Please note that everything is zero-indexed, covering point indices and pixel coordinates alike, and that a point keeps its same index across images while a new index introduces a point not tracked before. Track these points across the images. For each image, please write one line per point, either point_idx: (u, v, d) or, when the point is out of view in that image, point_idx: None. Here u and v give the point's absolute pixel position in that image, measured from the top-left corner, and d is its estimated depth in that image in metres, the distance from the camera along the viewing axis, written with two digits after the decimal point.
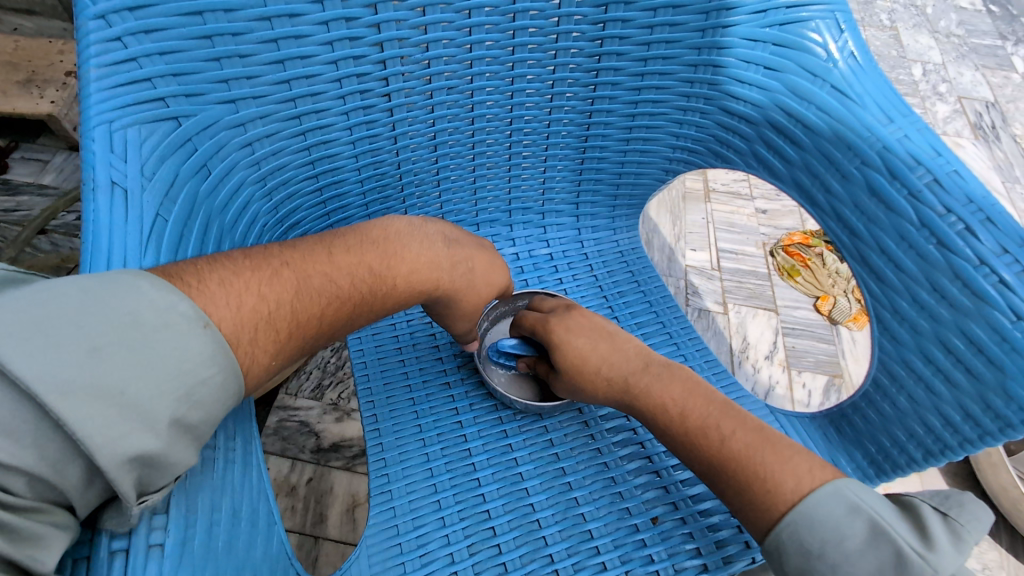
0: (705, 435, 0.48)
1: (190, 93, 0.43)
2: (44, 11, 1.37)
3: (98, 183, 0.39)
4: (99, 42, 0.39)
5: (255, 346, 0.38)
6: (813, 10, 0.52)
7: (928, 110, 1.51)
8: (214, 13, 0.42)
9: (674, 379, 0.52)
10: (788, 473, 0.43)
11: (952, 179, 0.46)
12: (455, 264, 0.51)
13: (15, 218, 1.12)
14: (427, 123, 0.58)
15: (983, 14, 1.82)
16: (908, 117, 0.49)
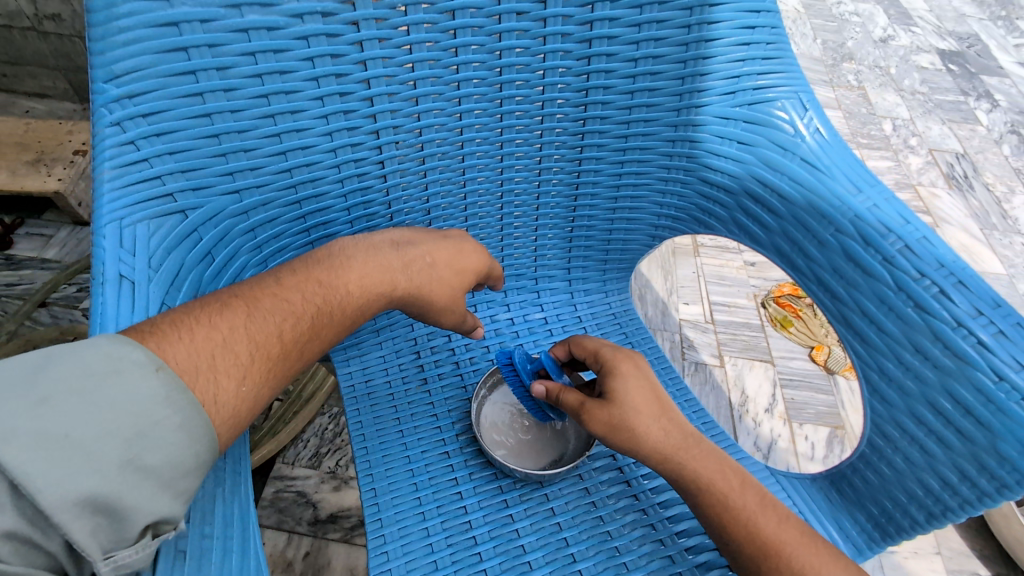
0: (748, 524, 0.49)
1: (196, 186, 0.47)
2: (56, 94, 1.45)
3: (106, 277, 0.40)
4: (114, 147, 0.42)
5: (213, 374, 0.38)
6: (778, 90, 0.57)
7: (902, 163, 1.58)
8: (223, 114, 0.46)
9: (713, 457, 0.52)
10: (829, 567, 0.47)
11: (922, 245, 0.49)
12: (403, 262, 0.51)
13: (17, 292, 1.13)
14: (421, 200, 0.62)
15: (944, 72, 1.94)
16: (875, 187, 0.52)
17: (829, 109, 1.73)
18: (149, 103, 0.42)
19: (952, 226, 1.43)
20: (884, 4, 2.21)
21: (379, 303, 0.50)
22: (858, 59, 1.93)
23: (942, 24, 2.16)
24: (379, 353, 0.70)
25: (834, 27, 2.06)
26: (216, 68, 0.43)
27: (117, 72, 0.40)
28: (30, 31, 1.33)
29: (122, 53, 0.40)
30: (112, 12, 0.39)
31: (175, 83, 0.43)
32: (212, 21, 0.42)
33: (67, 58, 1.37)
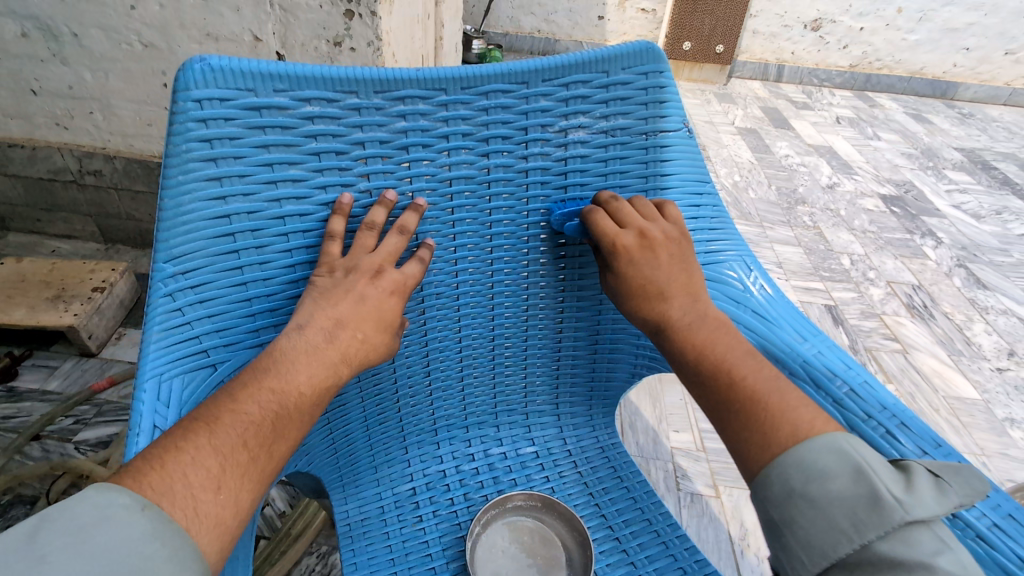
0: (720, 378, 0.52)
1: (227, 342, 0.53)
2: (83, 235, 1.58)
3: (142, 427, 0.45)
4: (164, 314, 0.49)
5: (190, 491, 0.40)
6: (725, 253, 0.68)
7: (864, 293, 1.72)
8: (256, 281, 0.53)
9: (700, 323, 0.55)
10: (785, 421, 0.48)
11: (865, 389, 0.57)
12: (345, 342, 0.50)
13: (11, 425, 1.13)
14: (420, 343, 0.69)
15: (888, 213, 2.18)
16: (818, 336, 0.62)
17: (791, 246, 1.91)
18: (197, 276, 0.50)
19: (921, 352, 1.52)
20: (827, 157, 2.54)
21: (337, 385, 0.50)
22: (811, 203, 2.18)
23: (879, 173, 2.47)
24: (376, 489, 0.72)
25: (786, 176, 2.35)
26: (254, 246, 0.52)
27: (175, 254, 0.49)
28: (72, 184, 1.48)
29: (181, 239, 0.48)
30: (177, 210, 0.48)
31: (220, 259, 0.51)
32: (257, 212, 0.51)
33: (100, 206, 1.52)
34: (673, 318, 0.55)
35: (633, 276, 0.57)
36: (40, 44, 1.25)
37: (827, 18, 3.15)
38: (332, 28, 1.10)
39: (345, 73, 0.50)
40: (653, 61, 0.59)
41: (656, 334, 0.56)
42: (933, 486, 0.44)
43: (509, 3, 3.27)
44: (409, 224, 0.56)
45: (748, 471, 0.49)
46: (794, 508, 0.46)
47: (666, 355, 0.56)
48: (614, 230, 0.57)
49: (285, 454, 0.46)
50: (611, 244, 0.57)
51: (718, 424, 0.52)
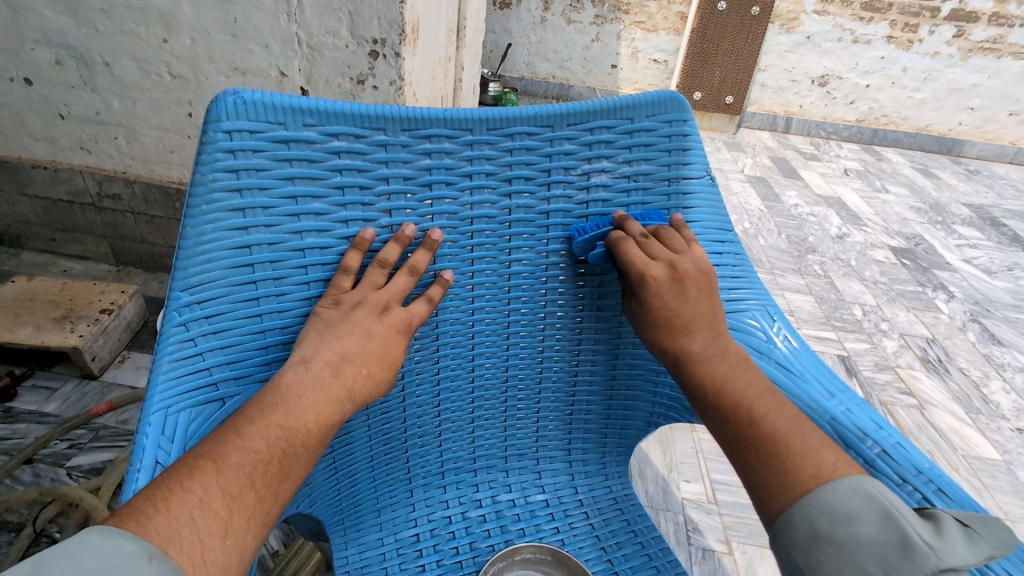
0: (735, 412, 0.50)
1: (237, 375, 0.51)
2: (96, 257, 1.58)
3: (143, 463, 0.43)
4: (175, 343, 0.47)
5: (197, 536, 0.37)
6: (748, 302, 0.66)
7: (877, 345, 1.69)
8: (271, 314, 0.52)
9: (718, 359, 0.54)
10: (807, 459, 0.46)
11: (897, 450, 0.54)
12: (351, 377, 0.49)
13: (4, 447, 1.10)
14: (432, 381, 0.67)
15: (899, 265, 2.17)
16: (845, 393, 0.59)
17: (802, 294, 1.90)
18: (212, 306, 0.49)
19: (938, 408, 1.48)
20: (836, 207, 2.56)
21: (341, 421, 0.49)
22: (821, 252, 2.18)
23: (889, 225, 2.48)
24: (378, 534, 0.69)
25: (795, 225, 2.36)
26: (273, 277, 0.51)
27: (192, 283, 0.47)
28: (90, 206, 1.50)
29: (199, 269, 0.47)
30: (198, 240, 0.47)
31: (237, 291, 0.50)
32: (278, 244, 0.51)
33: (115, 228, 1.53)
34: (696, 351, 0.54)
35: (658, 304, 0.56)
36: (73, 72, 1.29)
37: (834, 75, 3.24)
38: (357, 67, 1.13)
39: (374, 109, 0.51)
40: (677, 110, 0.59)
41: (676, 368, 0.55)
42: (963, 537, 0.42)
43: (525, 50, 3.38)
44: (419, 264, 0.56)
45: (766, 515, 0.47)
46: (821, 552, 0.43)
47: (687, 392, 0.55)
48: (643, 259, 0.56)
49: (290, 493, 0.44)
50: (639, 275, 0.56)
51: (737, 464, 0.50)
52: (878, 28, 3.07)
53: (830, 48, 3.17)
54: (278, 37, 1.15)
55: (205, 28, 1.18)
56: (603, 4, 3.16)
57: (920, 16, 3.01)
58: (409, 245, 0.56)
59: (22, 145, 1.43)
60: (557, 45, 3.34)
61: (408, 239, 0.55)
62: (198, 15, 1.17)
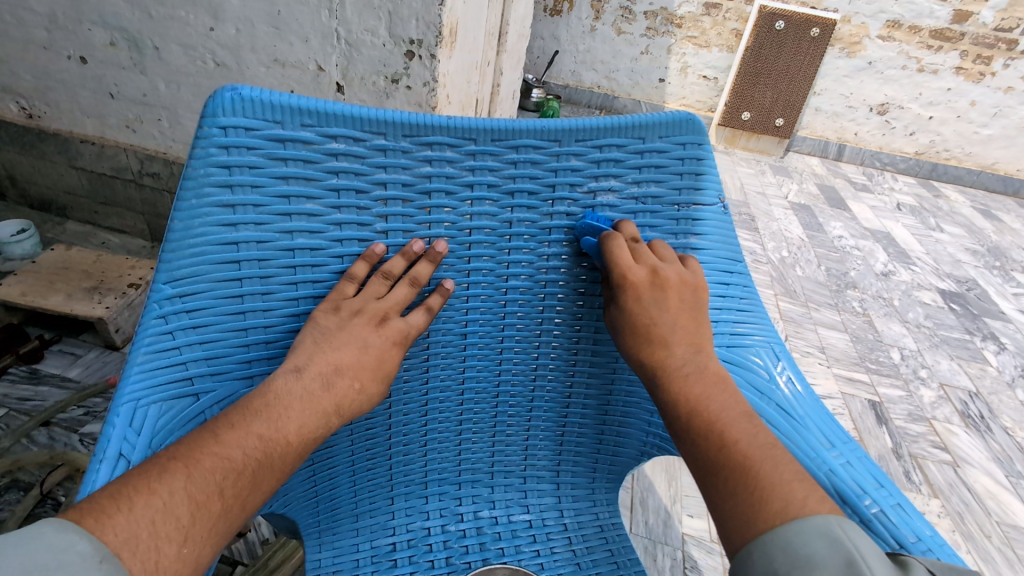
0: (704, 436, 0.47)
1: (215, 371, 0.51)
2: (134, 232, 1.65)
3: (106, 454, 0.43)
4: (153, 336, 0.47)
5: (154, 542, 0.36)
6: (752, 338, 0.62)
7: (913, 394, 1.59)
8: (255, 312, 0.52)
9: (696, 377, 0.50)
10: (779, 495, 0.42)
11: (896, 512, 0.49)
12: (341, 391, 0.49)
13: (25, 407, 1.15)
14: (420, 391, 0.66)
15: (946, 310, 2.04)
16: (846, 444, 0.55)
17: (836, 331, 1.80)
18: (194, 301, 0.48)
19: (974, 467, 1.37)
20: (883, 243, 2.43)
21: (324, 435, 0.48)
22: (862, 288, 2.07)
23: (940, 266, 2.34)
24: (354, 540, 0.67)
25: (837, 257, 2.25)
26: (259, 276, 0.51)
27: (176, 276, 0.47)
28: (131, 183, 1.56)
29: (186, 262, 0.47)
30: (187, 233, 0.47)
31: (221, 287, 0.49)
32: (267, 243, 0.50)
33: (152, 206, 1.58)
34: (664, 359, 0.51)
35: (641, 312, 0.52)
36: (125, 54, 1.34)
37: (894, 104, 3.09)
38: (392, 66, 1.13)
39: (375, 113, 0.49)
40: (693, 133, 0.56)
41: (649, 378, 0.52)
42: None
43: (573, 58, 3.36)
44: (420, 275, 0.55)
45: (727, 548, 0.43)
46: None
47: (659, 407, 0.51)
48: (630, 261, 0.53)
49: (258, 504, 0.43)
50: (620, 275, 0.52)
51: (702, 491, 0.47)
52: (946, 58, 2.91)
53: (893, 76, 3.01)
54: (318, 33, 1.17)
55: (250, 19, 1.21)
56: (655, 16, 3.10)
57: (994, 48, 2.83)
58: (414, 257, 0.55)
59: (74, 120, 1.50)
60: (605, 55, 3.30)
61: (414, 254, 0.55)
62: (245, 7, 1.20)
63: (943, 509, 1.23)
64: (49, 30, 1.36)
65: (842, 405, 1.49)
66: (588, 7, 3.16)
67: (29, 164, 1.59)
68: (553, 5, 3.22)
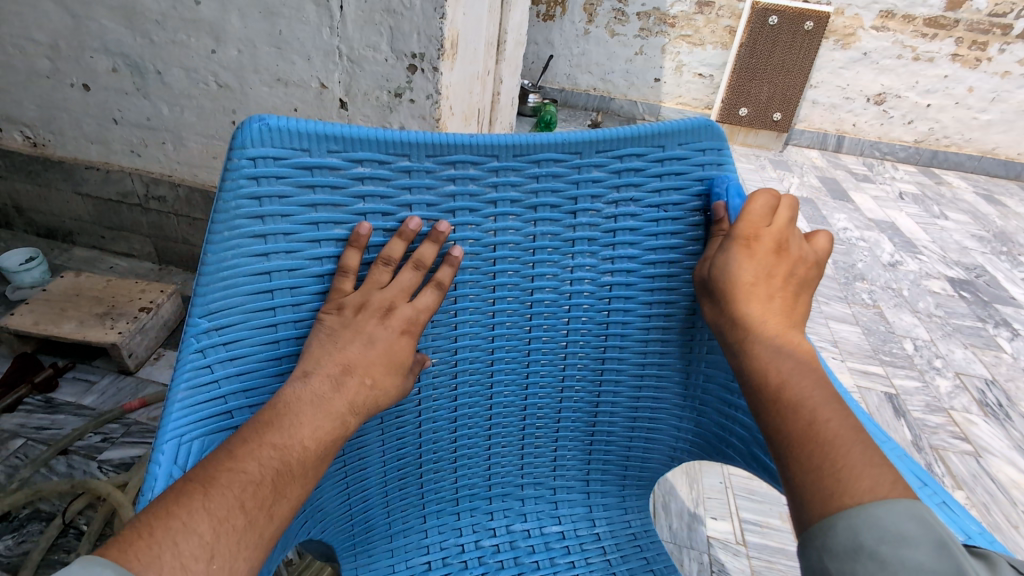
0: (795, 410, 0.45)
1: (253, 403, 0.50)
2: (141, 255, 1.65)
3: (154, 493, 0.42)
4: (191, 371, 0.47)
5: (179, 561, 0.36)
6: None
7: (929, 384, 1.58)
8: (288, 339, 0.51)
9: (790, 354, 0.48)
10: (866, 473, 0.40)
11: (942, 510, 0.49)
12: (352, 390, 0.47)
13: (43, 436, 1.15)
14: (449, 408, 0.65)
15: (956, 298, 2.03)
16: (886, 443, 0.54)
17: (847, 324, 1.79)
18: (230, 334, 0.48)
19: (996, 457, 1.36)
20: (888, 233, 2.43)
21: (342, 437, 0.47)
22: (870, 280, 2.06)
23: (947, 254, 2.33)
24: (389, 560, 0.67)
25: (843, 250, 2.24)
26: (291, 303, 0.50)
27: (211, 310, 0.47)
28: (136, 207, 1.56)
29: (219, 294, 0.47)
30: (219, 266, 0.46)
31: (254, 317, 0.49)
32: (298, 270, 0.50)
33: (159, 229, 1.59)
34: (755, 324, 0.50)
35: (742, 272, 0.51)
36: (128, 79, 1.35)
37: (892, 93, 3.09)
38: (396, 80, 1.13)
39: (399, 136, 0.49)
40: (713, 138, 0.56)
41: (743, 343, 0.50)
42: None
43: (568, 62, 3.35)
44: (425, 257, 0.52)
45: (806, 517, 0.41)
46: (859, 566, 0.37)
47: (743, 375, 0.49)
48: (762, 224, 0.52)
49: (285, 515, 0.43)
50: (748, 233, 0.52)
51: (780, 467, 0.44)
52: (942, 45, 2.92)
53: (888, 66, 3.02)
54: (320, 50, 1.17)
55: (252, 40, 1.21)
56: (649, 17, 3.11)
57: (989, 34, 2.84)
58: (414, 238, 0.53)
59: (78, 147, 1.50)
60: (600, 58, 3.30)
61: (412, 233, 0.52)
62: (246, 28, 1.20)
63: (968, 500, 1.22)
64: (52, 59, 1.36)
65: (858, 399, 1.48)
66: (580, 10, 3.15)
67: (35, 192, 1.60)
68: (546, 10, 3.20)
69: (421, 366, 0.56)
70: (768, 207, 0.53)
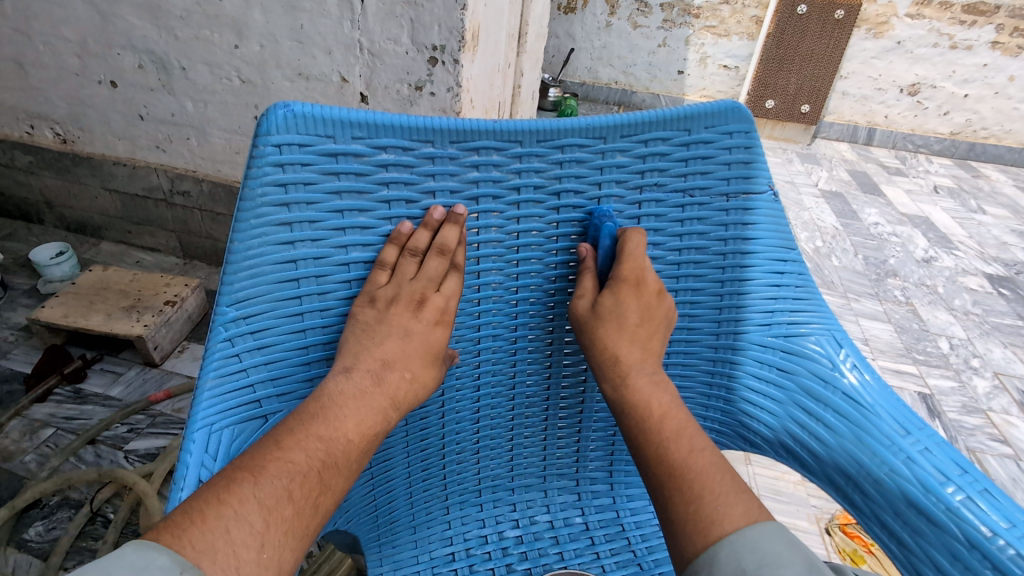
0: (676, 441, 0.48)
1: (280, 392, 0.50)
2: (166, 249, 1.67)
3: (187, 481, 0.42)
4: (220, 359, 0.46)
5: (231, 548, 0.35)
6: (810, 326, 0.59)
7: (966, 384, 1.51)
8: (315, 328, 0.51)
9: (666, 389, 0.52)
10: (738, 500, 0.44)
11: (985, 498, 0.46)
12: (393, 384, 0.48)
13: (72, 426, 1.17)
14: (472, 399, 0.64)
15: (995, 295, 1.95)
16: (924, 430, 0.51)
17: (879, 321, 1.73)
18: (257, 322, 0.47)
19: None
20: (922, 228, 2.34)
21: (383, 430, 0.47)
22: (903, 276, 1.99)
23: (985, 249, 2.24)
24: (413, 552, 0.66)
25: (875, 245, 2.17)
26: (317, 292, 0.50)
27: (238, 297, 0.46)
28: (162, 202, 1.58)
29: (246, 282, 0.46)
30: (246, 253, 0.45)
31: (282, 306, 0.48)
32: (324, 258, 0.49)
33: (183, 224, 1.61)
34: (635, 364, 0.53)
35: (627, 313, 0.53)
36: (153, 75, 1.37)
37: (926, 83, 2.98)
38: (416, 73, 1.12)
39: (423, 121, 0.48)
40: (740, 121, 0.54)
41: (620, 380, 0.52)
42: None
43: (589, 55, 3.31)
44: (448, 242, 0.51)
45: (688, 552, 0.43)
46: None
47: (620, 412, 0.52)
48: (644, 268, 0.54)
49: (330, 506, 0.42)
50: (633, 276, 0.53)
51: (664, 499, 0.47)
52: (981, 33, 2.80)
53: (924, 55, 2.91)
54: (341, 44, 1.17)
55: (274, 34, 1.22)
56: (672, 8, 3.05)
57: None
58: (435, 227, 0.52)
59: (106, 143, 1.53)
60: (622, 50, 3.26)
61: (436, 223, 0.51)
62: (268, 22, 1.20)
63: None
64: (80, 56, 1.39)
65: None
66: (602, 2, 3.11)
67: (66, 188, 1.64)
68: (567, 3, 3.17)
69: (451, 360, 0.57)
70: (641, 247, 0.54)
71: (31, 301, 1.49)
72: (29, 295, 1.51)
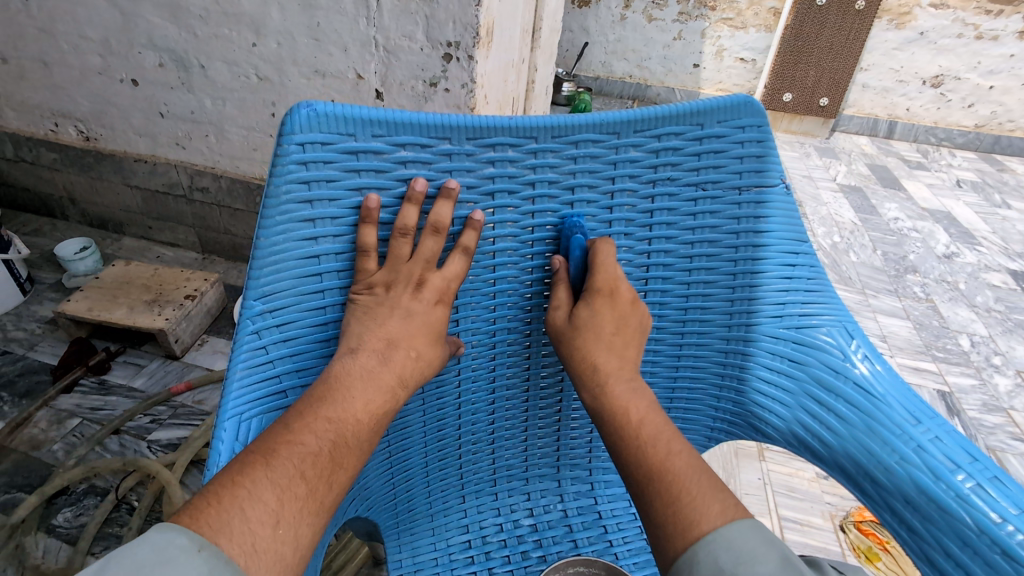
0: (653, 443, 0.47)
1: (304, 382, 0.51)
2: (185, 245, 1.71)
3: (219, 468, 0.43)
4: (249, 351, 0.47)
5: (246, 526, 0.37)
6: (821, 318, 0.59)
7: (987, 382, 1.49)
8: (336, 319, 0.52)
9: (643, 394, 0.51)
10: (714, 498, 0.44)
11: (994, 486, 0.45)
12: (399, 364, 0.48)
13: (97, 416, 1.20)
14: (487, 391, 0.65)
15: (1020, 291, 1.90)
16: (935, 419, 0.50)
17: (897, 318, 1.70)
18: (283, 316, 0.49)
19: None
20: (944, 223, 2.29)
21: (393, 410, 0.48)
22: (923, 272, 1.95)
23: (1009, 245, 2.19)
24: (431, 539, 0.67)
25: (894, 241, 2.13)
26: (339, 285, 0.51)
27: (265, 291, 0.47)
28: (181, 198, 1.61)
29: (270, 276, 0.47)
30: (271, 249, 0.46)
31: (306, 299, 0.50)
32: (344, 252, 0.50)
33: (202, 219, 1.64)
34: (612, 370, 0.52)
35: (603, 322, 0.53)
36: (173, 73, 1.39)
37: (950, 75, 2.91)
38: (431, 69, 1.13)
39: (440, 119, 0.49)
40: (753, 115, 0.54)
41: (598, 387, 0.51)
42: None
43: (603, 49, 3.30)
44: (442, 220, 0.51)
45: (670, 554, 0.43)
46: None
47: (597, 418, 0.51)
48: (615, 275, 0.54)
49: (343, 483, 0.43)
50: (600, 284, 0.53)
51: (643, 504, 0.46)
52: (1008, 23, 2.72)
53: (948, 45, 2.85)
54: (357, 41, 1.18)
55: (291, 32, 1.23)
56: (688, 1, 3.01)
57: None
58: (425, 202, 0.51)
59: (127, 140, 1.56)
60: (636, 44, 3.23)
61: (421, 196, 0.50)
62: (285, 20, 1.22)
63: None
64: (102, 55, 1.42)
65: None
66: None
67: (89, 184, 1.68)
68: None
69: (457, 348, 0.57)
70: (612, 257, 0.54)
71: (57, 295, 1.53)
72: (55, 289, 1.55)
